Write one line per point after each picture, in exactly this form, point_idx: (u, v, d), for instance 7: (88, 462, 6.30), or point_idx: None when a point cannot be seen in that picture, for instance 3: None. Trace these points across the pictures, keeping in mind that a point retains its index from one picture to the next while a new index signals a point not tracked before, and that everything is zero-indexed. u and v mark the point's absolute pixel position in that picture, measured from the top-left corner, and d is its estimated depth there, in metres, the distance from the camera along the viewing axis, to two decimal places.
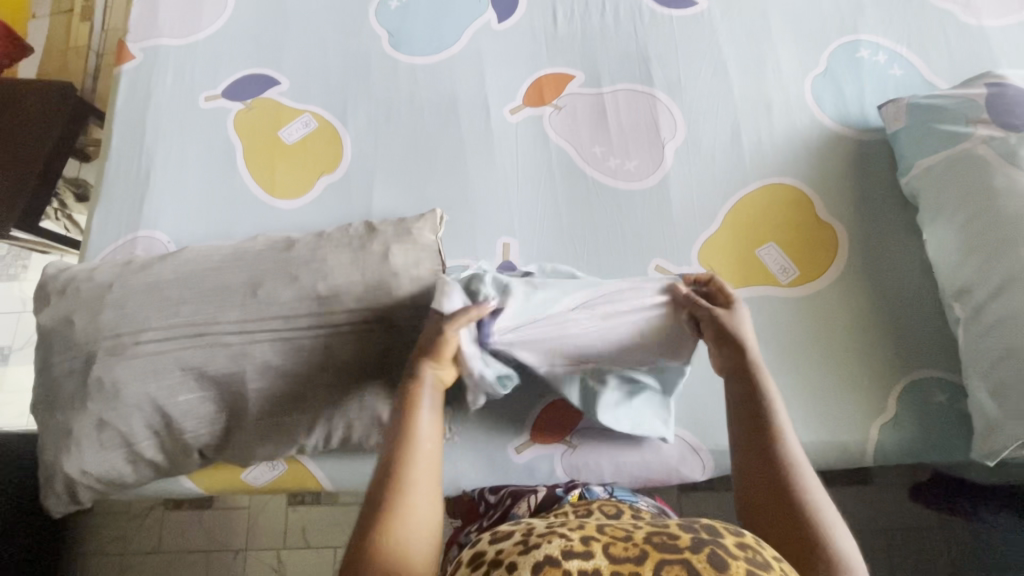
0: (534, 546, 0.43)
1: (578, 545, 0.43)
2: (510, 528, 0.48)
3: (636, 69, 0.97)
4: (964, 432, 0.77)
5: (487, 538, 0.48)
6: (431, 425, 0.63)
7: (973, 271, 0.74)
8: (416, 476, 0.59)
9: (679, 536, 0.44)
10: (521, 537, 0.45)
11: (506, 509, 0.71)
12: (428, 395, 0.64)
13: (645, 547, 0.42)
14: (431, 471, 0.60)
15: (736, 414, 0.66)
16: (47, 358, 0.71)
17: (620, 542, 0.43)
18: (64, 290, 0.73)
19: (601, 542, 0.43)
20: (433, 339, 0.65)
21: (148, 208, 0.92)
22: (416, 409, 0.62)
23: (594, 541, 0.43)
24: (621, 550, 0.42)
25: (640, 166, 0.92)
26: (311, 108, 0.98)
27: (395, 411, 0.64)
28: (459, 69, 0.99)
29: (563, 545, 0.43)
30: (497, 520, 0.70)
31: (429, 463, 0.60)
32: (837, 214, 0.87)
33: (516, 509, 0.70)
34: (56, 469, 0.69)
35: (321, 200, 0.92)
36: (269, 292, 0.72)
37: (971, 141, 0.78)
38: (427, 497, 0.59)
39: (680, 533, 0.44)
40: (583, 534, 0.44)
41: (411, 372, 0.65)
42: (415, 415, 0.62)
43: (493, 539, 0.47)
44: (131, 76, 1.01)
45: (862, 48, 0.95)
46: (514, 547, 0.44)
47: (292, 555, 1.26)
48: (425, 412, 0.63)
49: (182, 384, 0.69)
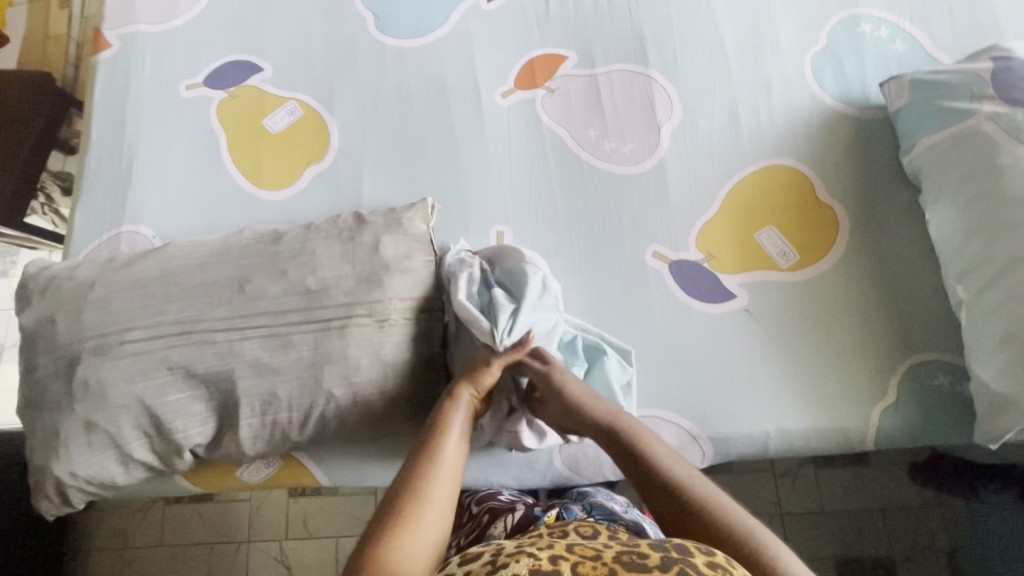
0: (501, 567, 0.45)
1: (545, 565, 0.44)
2: (481, 548, 0.50)
3: (630, 49, 0.94)
4: (967, 414, 0.77)
5: (458, 560, 0.49)
6: (461, 444, 0.64)
7: (976, 253, 0.73)
8: (435, 494, 0.59)
9: (647, 556, 0.45)
10: (490, 559, 0.47)
11: (483, 528, 0.72)
12: (462, 413, 0.66)
13: (612, 566, 0.44)
14: (451, 487, 0.61)
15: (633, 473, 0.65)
16: (31, 360, 0.69)
17: (589, 562, 0.45)
18: (46, 290, 0.71)
19: (570, 562, 0.45)
20: (477, 367, 0.68)
21: (132, 202, 0.90)
22: (446, 429, 0.64)
23: (562, 560, 0.45)
24: (588, 570, 0.44)
25: (636, 150, 0.90)
26: (296, 95, 0.95)
27: (428, 424, 0.65)
28: (448, 51, 0.96)
29: (530, 564, 0.44)
30: (475, 537, 0.72)
31: (447, 484, 0.61)
32: (838, 195, 0.86)
33: (492, 528, 0.71)
34: (46, 472, 0.68)
35: (310, 191, 0.90)
36: (257, 288, 0.70)
37: (975, 118, 0.75)
38: (440, 518, 0.58)
39: (649, 552, 0.45)
40: (552, 554, 0.46)
41: (450, 390, 0.68)
42: (446, 434, 0.64)
43: (463, 560, 0.49)
44: (109, 65, 0.98)
45: (864, 22, 0.92)
46: (482, 569, 0.46)
47: (294, 547, 1.26)
48: (455, 433, 0.64)
49: (171, 383, 0.68)
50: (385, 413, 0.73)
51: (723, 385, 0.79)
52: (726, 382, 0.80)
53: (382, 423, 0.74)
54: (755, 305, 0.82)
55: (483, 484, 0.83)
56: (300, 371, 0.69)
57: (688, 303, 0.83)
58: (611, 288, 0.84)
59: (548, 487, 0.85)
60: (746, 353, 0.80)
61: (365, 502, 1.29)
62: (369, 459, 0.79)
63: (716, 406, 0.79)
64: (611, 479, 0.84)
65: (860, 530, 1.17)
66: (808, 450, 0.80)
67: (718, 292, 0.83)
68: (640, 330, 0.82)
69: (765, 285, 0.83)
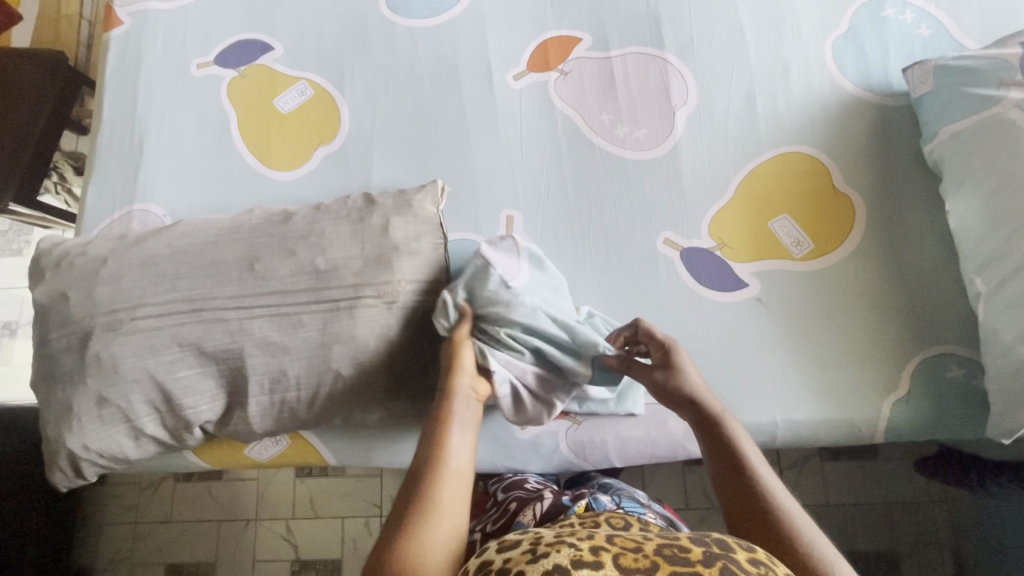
0: (542, 555, 0.44)
1: (587, 556, 0.44)
2: (518, 536, 0.50)
3: (646, 31, 0.92)
4: (977, 408, 0.76)
5: (495, 547, 0.49)
6: (465, 444, 0.62)
7: (997, 244, 0.71)
8: (442, 495, 0.58)
9: (690, 550, 0.44)
10: (529, 547, 0.46)
11: (511, 516, 0.74)
12: (463, 409, 0.64)
13: (655, 558, 0.43)
14: (460, 490, 0.59)
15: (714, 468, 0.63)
16: (44, 334, 0.70)
17: (630, 553, 0.44)
18: (58, 265, 0.72)
19: (611, 553, 0.44)
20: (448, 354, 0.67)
21: (143, 181, 0.90)
22: (448, 423, 0.62)
23: (603, 551, 0.44)
24: (631, 561, 0.43)
25: (650, 135, 0.88)
26: (307, 75, 0.94)
27: (428, 426, 0.63)
28: (460, 32, 0.95)
29: (572, 554, 0.44)
30: (504, 524, 0.74)
31: (456, 484, 0.59)
32: (856, 184, 0.84)
33: (521, 516, 0.72)
34: (59, 445, 0.69)
35: (319, 172, 0.89)
36: (266, 267, 0.70)
37: (1003, 105, 0.73)
38: (452, 520, 0.57)
39: (691, 547, 0.45)
40: (593, 544, 0.45)
41: (446, 387, 0.65)
42: (449, 430, 0.62)
43: (501, 548, 0.48)
44: (120, 42, 0.97)
45: (888, 6, 0.89)
46: (522, 557, 0.45)
47: (301, 526, 1.28)
48: (459, 428, 0.63)
49: (181, 360, 0.68)
50: (393, 394, 0.73)
51: (732, 373, 0.79)
52: (735, 371, 0.79)
53: (390, 404, 0.74)
54: (767, 295, 0.81)
55: (489, 466, 0.84)
56: (310, 350, 0.70)
57: (699, 291, 0.82)
58: (621, 275, 0.83)
59: (554, 471, 0.86)
60: (757, 342, 0.80)
61: (371, 484, 1.30)
62: (379, 440, 0.80)
63: (722, 393, 0.78)
64: (616, 465, 0.84)
65: (863, 522, 1.17)
66: (815, 440, 0.79)
67: (729, 281, 0.82)
68: (648, 317, 0.81)
69: (777, 274, 0.82)
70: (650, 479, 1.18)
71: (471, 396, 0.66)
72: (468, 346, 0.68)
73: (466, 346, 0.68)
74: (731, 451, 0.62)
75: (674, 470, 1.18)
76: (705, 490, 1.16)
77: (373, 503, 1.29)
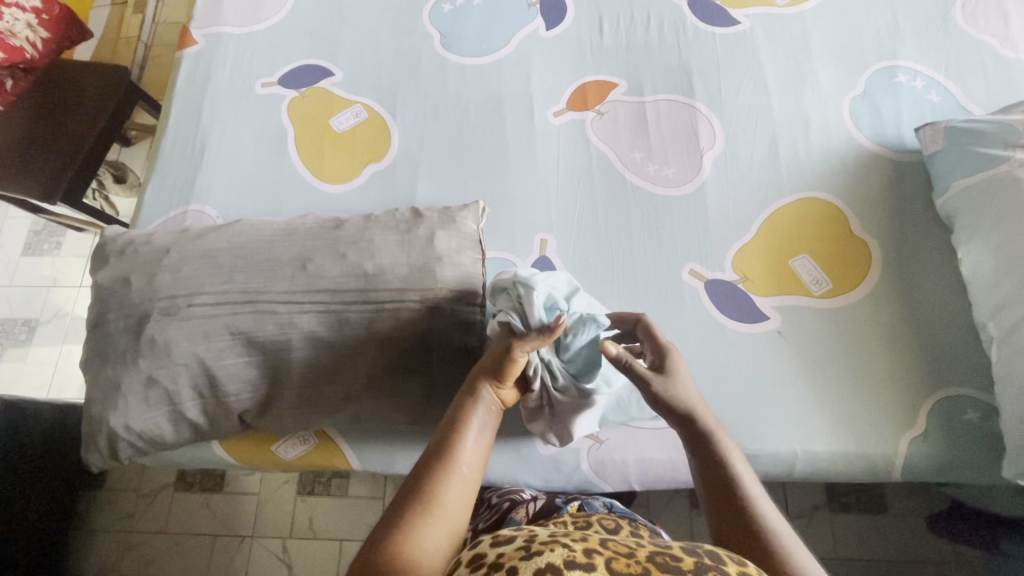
0: (535, 554, 0.46)
1: (580, 557, 0.45)
2: (512, 534, 0.51)
3: (678, 81, 1.00)
4: (995, 451, 0.77)
5: (488, 541, 0.51)
6: (478, 446, 0.61)
7: (1008, 291, 0.75)
8: (448, 499, 0.56)
9: (681, 559, 0.46)
10: (523, 544, 0.48)
11: (505, 513, 0.77)
12: (481, 412, 0.63)
13: (647, 565, 0.45)
14: (463, 493, 0.58)
15: (704, 481, 0.62)
16: (101, 315, 0.73)
17: (623, 559, 0.46)
18: (123, 252, 0.76)
19: (604, 556, 0.46)
20: (500, 358, 0.65)
21: (201, 184, 0.96)
22: (464, 429, 0.61)
23: (596, 554, 0.46)
24: (624, 566, 0.45)
25: (679, 173, 0.94)
26: (362, 100, 1.01)
27: (444, 422, 0.62)
28: (506, 71, 1.03)
29: (565, 555, 0.45)
30: (495, 522, 0.76)
31: (462, 490, 0.58)
32: (870, 229, 0.89)
33: (514, 513, 0.76)
34: (100, 423, 0.71)
35: (366, 188, 0.95)
36: (318, 267, 0.74)
37: (1009, 164, 0.79)
38: (451, 523, 0.55)
39: (683, 556, 0.46)
40: (586, 547, 0.47)
41: (471, 387, 0.64)
42: (464, 438, 0.60)
43: (494, 543, 0.50)
44: (193, 60, 1.06)
45: (900, 73, 0.98)
46: (515, 553, 0.47)
47: (298, 546, 1.26)
48: (477, 430, 0.61)
49: (230, 348, 0.71)
50: (426, 396, 0.75)
51: (751, 401, 0.82)
52: (754, 398, 0.82)
53: (421, 408, 0.76)
54: (787, 328, 0.85)
55: (507, 481, 0.85)
56: (352, 347, 0.73)
57: (722, 321, 0.86)
58: (647, 301, 0.87)
59: (571, 491, 0.87)
60: (775, 372, 0.83)
61: (372, 506, 1.28)
62: (402, 445, 0.82)
63: (742, 420, 0.81)
64: (634, 488, 0.85)
65: None
66: (833, 474, 0.81)
67: (751, 313, 0.86)
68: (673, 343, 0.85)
69: (796, 309, 0.86)
70: (658, 517, 1.17)
71: (494, 403, 0.65)
72: (523, 360, 0.65)
73: (522, 358, 0.65)
74: (719, 467, 0.62)
75: (682, 508, 1.17)
76: None
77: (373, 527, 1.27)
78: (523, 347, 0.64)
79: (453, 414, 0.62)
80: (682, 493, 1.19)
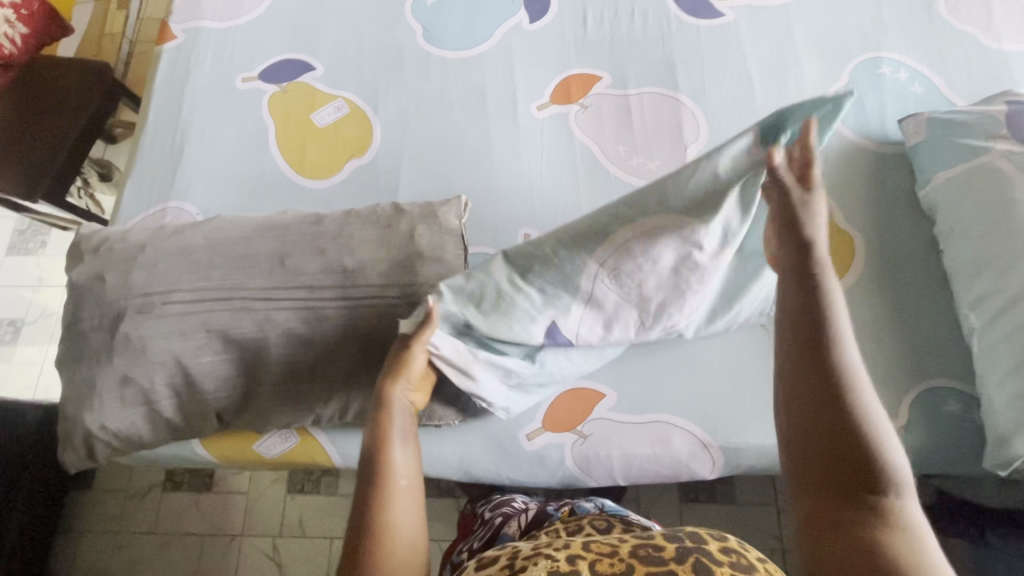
0: (521, 570, 0.46)
1: (564, 566, 0.45)
2: (497, 552, 0.52)
3: (662, 73, 1.00)
4: (975, 442, 0.78)
5: (474, 565, 0.51)
6: (409, 456, 0.60)
7: (989, 281, 0.75)
8: (396, 521, 0.54)
9: (663, 548, 0.46)
10: (507, 562, 0.48)
11: (496, 529, 0.76)
12: (398, 424, 0.62)
13: (630, 561, 0.45)
14: (412, 506, 0.56)
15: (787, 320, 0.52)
16: (76, 314, 0.72)
17: (607, 559, 0.46)
18: (98, 249, 0.75)
19: (588, 560, 0.46)
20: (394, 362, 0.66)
21: (180, 181, 0.95)
22: (388, 447, 0.59)
23: (580, 560, 0.46)
24: (607, 567, 0.45)
25: (663, 166, 0.94)
26: (344, 94, 1.00)
27: (366, 450, 0.60)
28: (489, 65, 1.02)
29: (549, 566, 0.46)
30: (488, 539, 0.75)
31: (408, 504, 0.56)
32: (854, 221, 0.89)
33: (507, 528, 0.75)
34: (77, 422, 0.70)
35: (348, 183, 0.94)
36: (296, 263, 0.73)
37: (990, 155, 0.79)
38: (410, 541, 0.54)
39: (665, 545, 0.47)
40: (569, 554, 0.47)
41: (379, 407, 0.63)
42: (392, 456, 0.58)
43: (480, 566, 0.50)
44: (172, 55, 1.05)
45: (884, 65, 0.97)
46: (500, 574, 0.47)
47: (287, 544, 1.26)
48: (401, 445, 0.60)
49: (207, 346, 0.70)
50: None
51: (735, 393, 0.82)
52: (741, 391, 0.82)
53: None
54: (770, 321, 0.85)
55: (491, 477, 0.85)
56: (332, 343, 0.72)
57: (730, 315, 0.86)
58: None
59: (557, 486, 0.86)
60: (758, 365, 0.83)
61: None
62: None
63: (725, 412, 0.81)
64: (619, 480, 0.84)
65: None
66: None
67: None
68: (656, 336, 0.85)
69: None
70: (647, 510, 1.16)
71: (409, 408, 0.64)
72: (419, 356, 0.67)
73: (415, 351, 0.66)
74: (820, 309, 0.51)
75: (671, 502, 1.17)
76: (702, 526, 1.15)
77: None
78: (419, 342, 0.66)
79: (371, 438, 0.60)
80: (671, 486, 1.18)
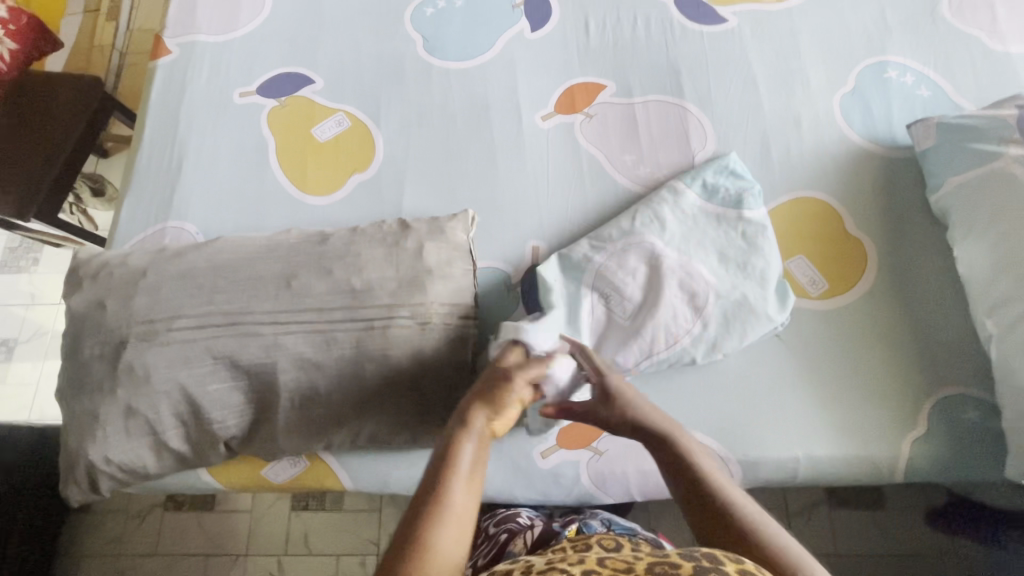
0: None
1: None
2: (509, 565, 0.51)
3: (666, 80, 0.99)
4: (994, 450, 0.77)
5: None
6: (472, 482, 0.56)
7: (1005, 288, 0.75)
8: (440, 546, 0.51)
9: (679, 566, 0.46)
10: None
11: (502, 545, 0.75)
12: (470, 446, 0.58)
13: None
14: (459, 537, 0.53)
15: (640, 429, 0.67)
16: (76, 343, 0.70)
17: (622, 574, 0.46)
18: (97, 275, 0.72)
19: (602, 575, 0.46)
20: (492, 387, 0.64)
21: (179, 200, 0.93)
22: (456, 466, 0.56)
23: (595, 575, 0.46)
24: None
25: (671, 176, 0.93)
26: (344, 107, 0.99)
27: (433, 460, 0.58)
28: (492, 75, 1.01)
29: None
30: (495, 556, 0.74)
31: (457, 533, 0.53)
32: (864, 227, 0.88)
33: (513, 545, 0.74)
34: (79, 455, 0.68)
35: (352, 199, 0.92)
36: (303, 284, 0.72)
37: (1002, 159, 0.78)
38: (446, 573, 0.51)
39: (681, 563, 0.47)
40: (584, 568, 0.47)
41: (462, 419, 0.60)
42: (456, 474, 0.56)
43: None
44: (167, 70, 1.03)
45: (890, 69, 0.97)
46: None
47: (293, 563, 1.23)
48: (467, 467, 0.57)
49: (213, 373, 0.69)
50: (419, 415, 0.73)
51: (752, 405, 0.81)
52: (758, 403, 0.80)
53: (415, 425, 0.74)
54: (785, 331, 0.83)
55: (505, 497, 0.83)
56: (342, 366, 0.70)
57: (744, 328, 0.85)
58: None
59: (572, 504, 0.85)
60: (774, 376, 0.82)
61: (369, 519, 1.26)
62: (396, 464, 0.79)
63: (742, 425, 0.80)
64: (635, 497, 0.83)
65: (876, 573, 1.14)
66: (836, 477, 0.80)
67: None
68: None
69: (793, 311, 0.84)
70: (659, 521, 1.15)
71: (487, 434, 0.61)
72: (520, 394, 0.64)
73: (517, 392, 0.64)
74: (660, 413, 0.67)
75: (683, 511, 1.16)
76: None
77: (372, 542, 1.24)
78: (523, 376, 0.65)
79: (441, 451, 0.58)
80: None
